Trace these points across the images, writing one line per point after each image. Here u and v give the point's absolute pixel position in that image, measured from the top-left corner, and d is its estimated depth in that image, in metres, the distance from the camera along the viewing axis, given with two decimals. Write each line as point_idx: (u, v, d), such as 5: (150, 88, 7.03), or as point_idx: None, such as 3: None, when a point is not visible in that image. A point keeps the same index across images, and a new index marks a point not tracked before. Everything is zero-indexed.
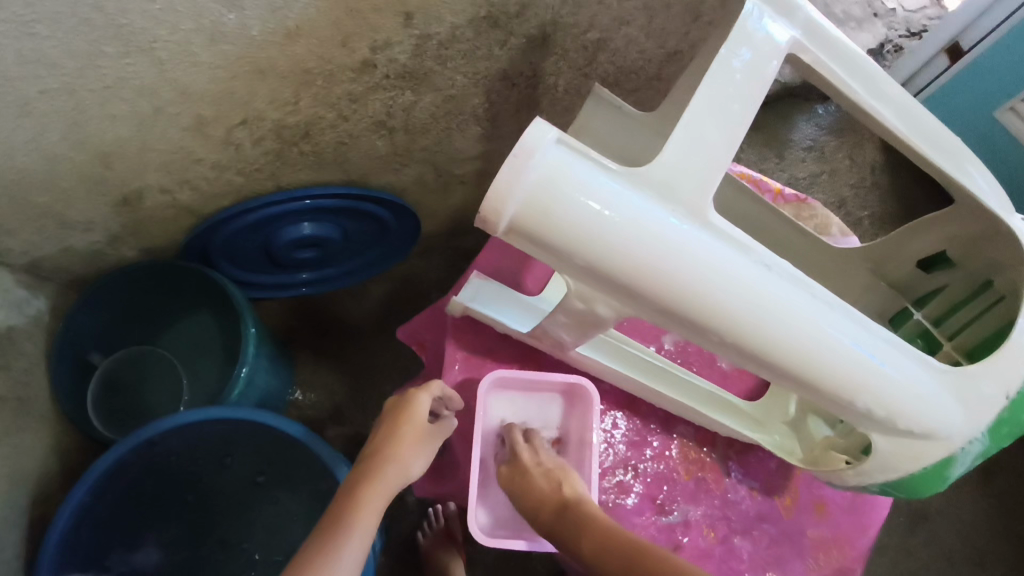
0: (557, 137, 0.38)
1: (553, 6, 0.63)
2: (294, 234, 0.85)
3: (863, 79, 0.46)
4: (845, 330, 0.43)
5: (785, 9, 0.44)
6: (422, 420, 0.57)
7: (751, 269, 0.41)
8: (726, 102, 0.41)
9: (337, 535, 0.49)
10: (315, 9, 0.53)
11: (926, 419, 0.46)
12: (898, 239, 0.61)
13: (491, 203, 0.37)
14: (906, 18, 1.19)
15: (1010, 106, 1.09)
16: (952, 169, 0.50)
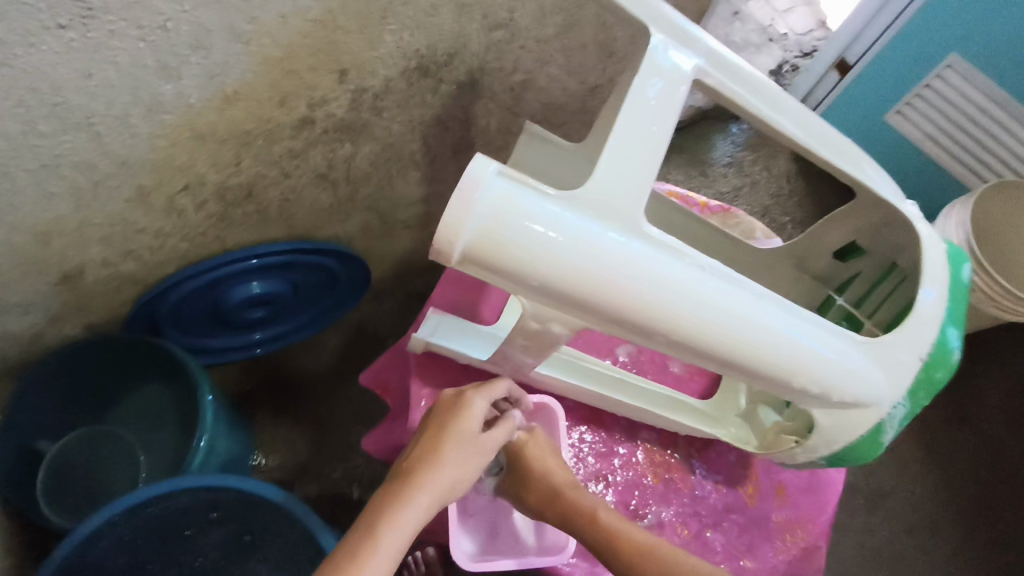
0: (497, 169, 0.40)
1: (478, 53, 0.67)
2: (243, 293, 0.86)
3: (761, 96, 0.51)
4: (780, 319, 0.46)
5: (687, 42, 0.48)
6: (470, 425, 0.53)
7: (691, 274, 0.43)
8: (645, 124, 0.44)
9: (364, 551, 0.43)
10: (250, 73, 0.55)
11: (857, 390, 0.50)
12: (814, 235, 0.65)
13: (445, 234, 0.38)
14: (798, 42, 1.43)
15: (897, 110, 1.18)
16: (849, 167, 0.55)
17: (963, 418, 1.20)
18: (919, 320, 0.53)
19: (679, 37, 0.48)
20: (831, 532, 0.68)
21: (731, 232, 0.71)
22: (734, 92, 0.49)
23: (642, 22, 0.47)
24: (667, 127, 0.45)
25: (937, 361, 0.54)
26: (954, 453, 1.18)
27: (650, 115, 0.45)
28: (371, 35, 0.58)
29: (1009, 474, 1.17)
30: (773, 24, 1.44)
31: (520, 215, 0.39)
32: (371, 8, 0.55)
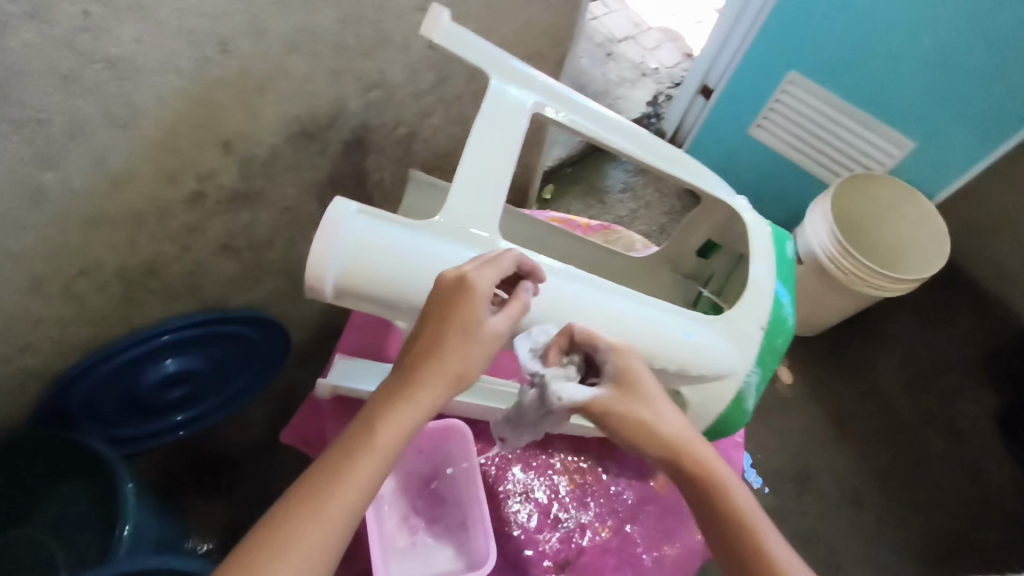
0: (357, 208, 0.46)
1: (359, 114, 0.71)
2: (158, 373, 0.86)
3: (598, 122, 0.59)
4: (626, 306, 0.55)
5: (524, 81, 0.55)
6: (475, 316, 0.44)
7: (544, 278, 0.52)
8: (490, 157, 0.51)
9: (354, 451, 0.41)
10: (133, 155, 0.58)
11: (709, 361, 0.58)
12: (678, 237, 0.72)
13: (314, 271, 0.44)
14: (669, 73, 1.62)
15: (758, 123, 1.32)
16: (687, 175, 0.63)
17: (867, 394, 1.32)
18: (750, 298, 0.62)
19: (516, 79, 0.55)
20: None
21: (612, 246, 0.78)
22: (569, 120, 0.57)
23: (482, 68, 0.53)
24: (510, 158, 0.52)
25: (773, 327, 0.62)
26: (862, 426, 1.28)
27: (494, 149, 0.52)
28: (249, 107, 0.61)
29: (914, 437, 1.28)
30: (644, 60, 1.63)
31: (382, 245, 0.46)
32: (245, 83, 0.59)
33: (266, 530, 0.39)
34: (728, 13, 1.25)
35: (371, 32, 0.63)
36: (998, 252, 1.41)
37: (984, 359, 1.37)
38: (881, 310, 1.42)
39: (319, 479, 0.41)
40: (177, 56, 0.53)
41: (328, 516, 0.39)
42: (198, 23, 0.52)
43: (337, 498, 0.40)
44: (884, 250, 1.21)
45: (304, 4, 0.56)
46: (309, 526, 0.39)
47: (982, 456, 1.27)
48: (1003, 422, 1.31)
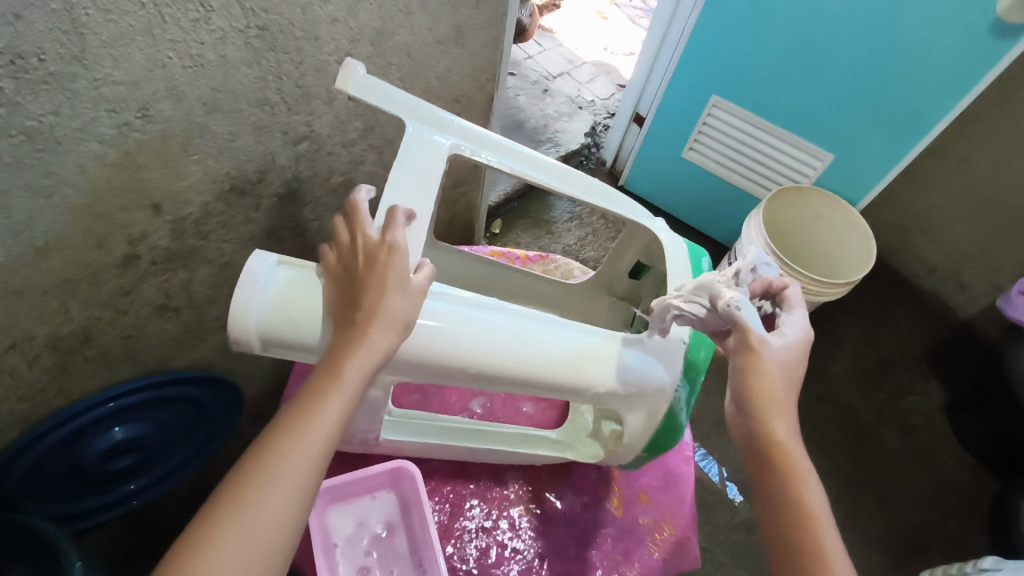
0: (276, 261, 0.51)
1: (290, 166, 0.73)
2: (106, 442, 0.84)
3: (517, 158, 0.63)
4: (550, 332, 0.56)
5: (441, 125, 0.60)
6: (404, 266, 0.49)
7: (464, 311, 0.53)
8: (408, 196, 0.54)
9: (323, 391, 0.45)
10: (58, 223, 0.57)
11: (640, 380, 0.59)
12: (609, 261, 0.75)
13: (235, 325, 0.48)
14: (603, 104, 1.69)
15: (691, 146, 1.39)
16: (602, 201, 0.67)
17: (820, 397, 1.36)
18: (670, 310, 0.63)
19: (433, 123, 0.59)
20: (695, 520, 0.78)
21: (548, 275, 0.81)
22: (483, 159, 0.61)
23: (398, 116, 0.57)
24: (425, 198, 0.55)
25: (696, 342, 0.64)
26: (819, 429, 1.32)
27: (411, 189, 0.55)
28: (175, 168, 0.62)
29: (868, 435, 1.32)
30: (579, 93, 1.69)
31: (297, 292, 0.50)
32: (169, 145, 0.60)
33: (251, 465, 0.42)
34: (650, 46, 1.33)
35: (293, 88, 0.65)
36: (923, 250, 1.51)
37: (924, 353, 1.45)
38: (823, 315, 1.49)
39: (293, 420, 0.44)
40: (95, 124, 0.53)
41: (309, 444, 0.44)
42: (114, 91, 0.52)
43: (314, 433, 0.44)
44: (822, 253, 1.27)
45: (222, 66, 0.57)
46: (294, 455, 0.43)
47: (934, 446, 1.32)
48: (949, 411, 1.37)
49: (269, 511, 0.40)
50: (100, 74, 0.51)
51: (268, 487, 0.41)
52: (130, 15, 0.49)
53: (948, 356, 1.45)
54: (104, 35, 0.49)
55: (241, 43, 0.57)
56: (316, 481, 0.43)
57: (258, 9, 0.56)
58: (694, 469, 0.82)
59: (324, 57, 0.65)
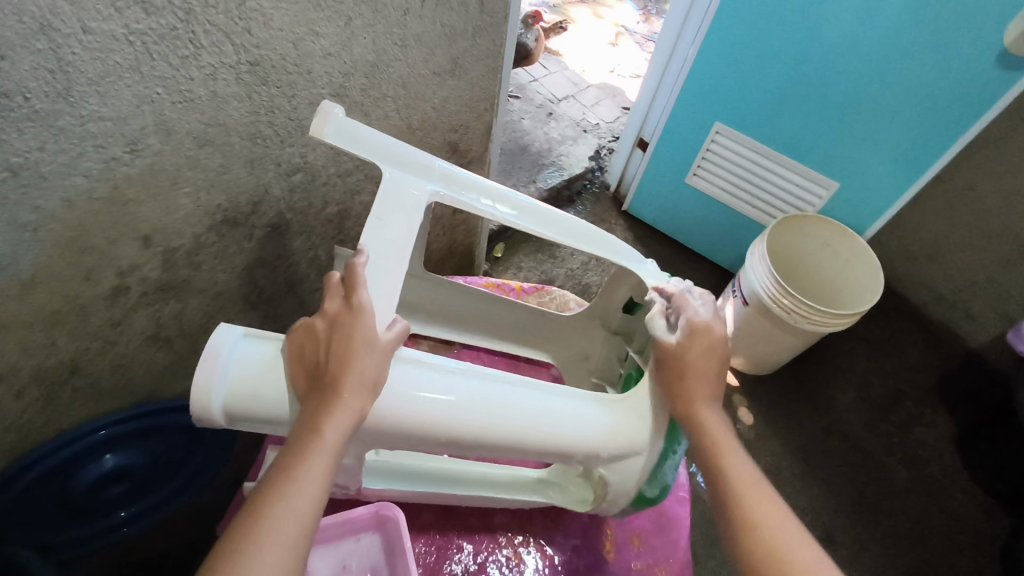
0: (241, 332, 0.49)
1: (283, 197, 0.72)
2: (96, 470, 0.83)
3: (502, 205, 0.63)
4: (528, 397, 0.55)
5: (421, 174, 0.60)
6: (371, 327, 0.49)
7: (447, 380, 0.52)
8: (386, 247, 0.54)
9: (304, 454, 0.45)
10: (45, 257, 0.57)
11: (617, 443, 0.58)
12: (605, 292, 0.75)
13: (198, 404, 0.46)
14: (609, 128, 1.68)
15: (694, 172, 1.38)
16: (586, 244, 0.67)
17: (827, 428, 1.33)
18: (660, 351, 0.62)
19: (413, 170, 0.60)
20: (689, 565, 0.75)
21: (543, 309, 0.81)
22: (465, 204, 0.61)
23: (375, 163, 0.58)
24: (404, 252, 0.54)
25: None
26: (825, 462, 1.28)
27: (389, 240, 0.54)
28: (165, 201, 0.62)
29: (876, 469, 1.28)
30: (585, 117, 1.69)
31: (263, 365, 0.49)
32: (158, 178, 0.59)
33: (235, 536, 0.42)
34: (655, 69, 1.33)
35: (286, 121, 0.65)
36: (933, 279, 1.48)
37: (934, 384, 1.42)
38: (830, 344, 1.46)
39: (276, 487, 0.44)
40: (82, 159, 0.53)
41: (295, 508, 0.44)
42: (101, 126, 0.52)
43: (299, 497, 0.44)
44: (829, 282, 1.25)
45: (211, 101, 0.57)
46: (280, 521, 0.43)
47: (945, 480, 1.28)
48: (960, 444, 1.33)
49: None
50: (86, 111, 0.50)
51: (257, 563, 0.40)
52: (117, 52, 0.48)
53: (959, 387, 1.41)
54: (91, 73, 0.48)
55: (232, 78, 0.57)
56: (304, 546, 0.43)
57: (249, 44, 0.55)
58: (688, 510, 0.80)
59: (317, 91, 0.64)
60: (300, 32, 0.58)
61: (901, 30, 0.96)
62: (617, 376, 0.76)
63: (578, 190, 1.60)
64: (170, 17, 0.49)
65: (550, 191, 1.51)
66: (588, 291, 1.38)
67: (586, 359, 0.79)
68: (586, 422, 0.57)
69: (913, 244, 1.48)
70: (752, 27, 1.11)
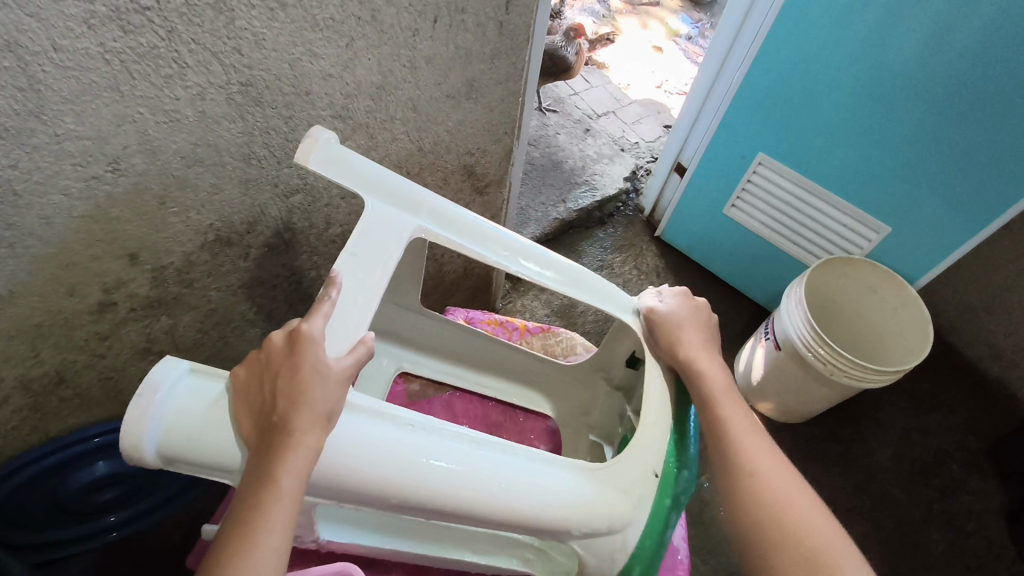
0: (186, 367, 0.45)
1: (282, 217, 0.69)
2: (87, 476, 0.82)
3: (492, 245, 0.59)
4: (492, 454, 0.50)
5: (407, 207, 0.56)
6: (321, 362, 0.45)
7: (404, 434, 0.47)
8: (358, 282, 0.50)
9: (259, 508, 0.41)
10: (24, 272, 0.55)
11: (594, 519, 0.52)
12: (608, 344, 0.71)
13: (128, 444, 0.41)
14: (648, 147, 1.61)
15: (733, 203, 1.30)
16: (580, 292, 0.63)
17: (859, 487, 1.23)
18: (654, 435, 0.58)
19: (398, 202, 0.55)
20: None
21: (546, 354, 0.77)
22: (452, 241, 0.57)
23: (358, 192, 0.54)
24: (375, 290, 0.50)
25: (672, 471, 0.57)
26: (855, 525, 1.19)
27: (364, 275, 0.50)
28: (153, 220, 0.59)
29: (913, 538, 1.18)
30: (624, 135, 1.62)
31: (206, 405, 0.44)
32: (145, 197, 0.57)
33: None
34: (699, 92, 1.25)
35: (282, 142, 0.61)
36: (992, 333, 1.37)
37: (984, 448, 1.30)
38: (870, 395, 1.36)
39: (236, 547, 0.41)
40: (59, 176, 0.50)
41: (259, 566, 0.40)
42: (79, 145, 0.49)
43: (262, 553, 0.41)
44: (872, 334, 1.16)
45: (200, 121, 0.54)
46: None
47: (988, 557, 1.17)
48: (1009, 519, 1.22)
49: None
50: (62, 129, 0.48)
51: None
52: (93, 71, 0.46)
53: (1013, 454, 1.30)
54: (66, 91, 0.46)
55: (221, 99, 0.54)
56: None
57: (240, 64, 0.52)
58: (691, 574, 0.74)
59: (317, 112, 0.61)
60: (297, 53, 0.54)
61: (965, 64, 0.88)
62: (615, 435, 0.72)
63: (611, 211, 1.54)
64: (151, 36, 0.46)
65: (580, 212, 1.45)
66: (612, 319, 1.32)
67: (586, 414, 0.75)
68: (561, 493, 0.51)
69: (972, 294, 1.37)
70: (803, 55, 1.04)
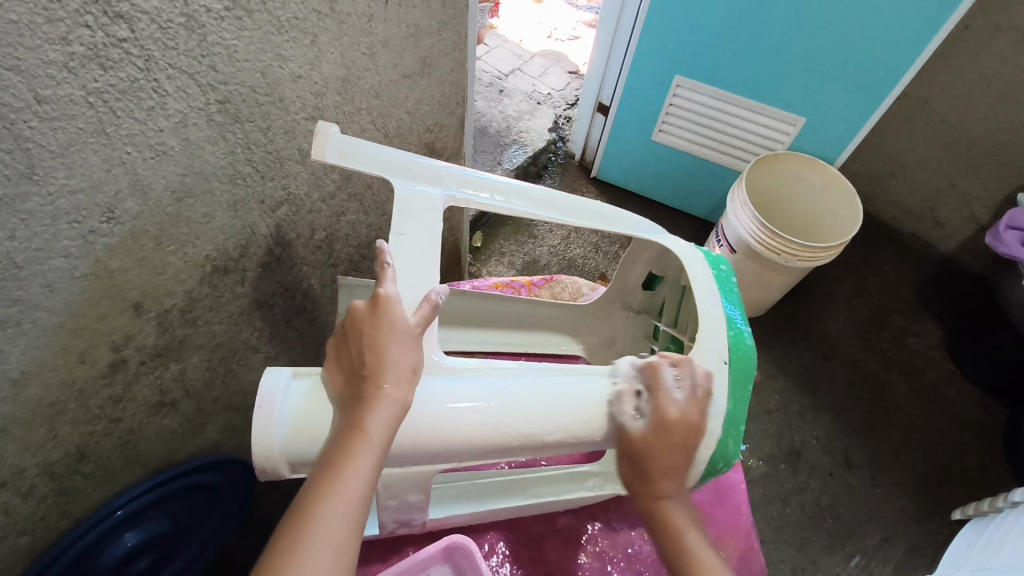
0: (290, 374, 0.49)
1: (271, 233, 0.68)
2: (118, 551, 0.76)
3: (515, 198, 0.63)
4: (569, 379, 0.54)
5: (433, 180, 0.59)
6: (402, 324, 0.48)
7: (482, 384, 0.51)
8: (412, 257, 0.53)
9: (347, 453, 0.43)
10: (35, 351, 0.51)
11: None
12: (623, 272, 0.82)
13: (260, 454, 0.46)
14: (561, 95, 1.67)
15: (660, 129, 1.37)
16: (592, 221, 0.67)
17: (826, 356, 1.37)
18: (707, 332, 0.63)
19: (420, 178, 0.58)
20: (754, 530, 0.81)
21: (559, 300, 0.88)
22: (482, 203, 0.60)
23: (382, 175, 0.57)
24: (431, 260, 0.54)
25: (737, 360, 0.62)
26: (831, 390, 1.32)
27: (414, 251, 0.54)
28: (153, 264, 0.57)
29: (880, 386, 1.33)
30: (536, 88, 1.67)
31: (316, 401, 0.47)
32: (141, 242, 0.54)
33: (284, 541, 0.40)
34: (606, 31, 1.30)
35: (264, 155, 0.60)
36: (898, 194, 1.52)
37: (915, 294, 1.47)
38: (814, 273, 1.50)
39: (320, 487, 0.42)
40: (57, 238, 0.47)
41: (343, 506, 0.42)
42: (73, 200, 0.46)
43: (344, 497, 0.42)
44: (809, 216, 1.27)
45: (185, 149, 0.52)
46: (328, 522, 0.41)
47: (941, 385, 1.34)
48: (948, 348, 1.39)
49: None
50: (54, 186, 0.44)
51: (306, 566, 0.39)
52: (78, 117, 0.43)
53: (936, 293, 1.48)
54: (54, 145, 0.43)
55: (203, 122, 0.52)
56: (352, 548, 0.41)
57: (217, 82, 0.51)
58: (742, 476, 0.85)
59: (292, 117, 0.61)
60: (268, 59, 0.54)
61: None
62: (647, 351, 0.83)
63: (544, 163, 1.58)
64: (129, 69, 0.44)
65: (517, 170, 1.48)
66: (575, 264, 1.38)
67: (613, 343, 0.86)
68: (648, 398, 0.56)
69: (875, 163, 1.52)
70: None
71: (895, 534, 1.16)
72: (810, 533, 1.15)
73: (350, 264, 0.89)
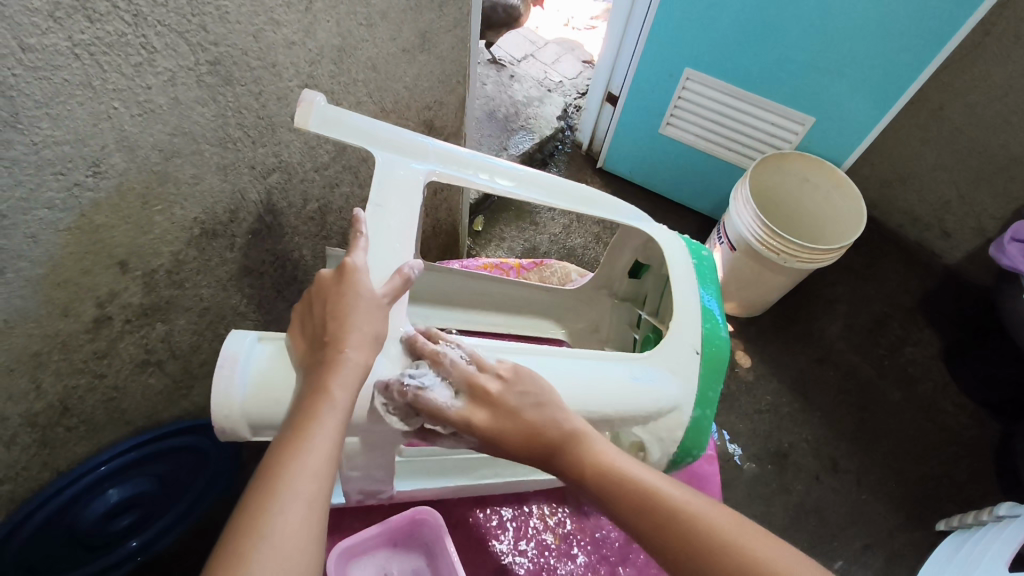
0: (255, 337, 0.49)
1: (262, 200, 0.69)
2: (101, 506, 0.77)
3: (498, 176, 0.63)
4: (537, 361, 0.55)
5: (415, 154, 0.59)
6: (370, 292, 0.49)
7: (442, 359, 0.51)
8: (388, 228, 0.54)
9: (313, 415, 0.43)
10: (16, 299, 0.52)
11: (647, 402, 0.57)
12: (609, 260, 0.82)
13: (219, 415, 0.46)
14: (572, 83, 1.66)
15: (667, 122, 1.36)
16: (575, 205, 0.67)
17: (821, 360, 1.36)
18: (682, 324, 0.63)
19: (403, 152, 0.59)
20: None
21: (547, 284, 0.89)
22: (463, 179, 0.61)
23: (363, 145, 0.57)
24: (407, 233, 0.54)
25: (710, 351, 0.63)
26: (823, 395, 1.31)
27: (390, 222, 0.54)
28: (138, 222, 0.57)
29: (873, 393, 1.32)
30: (547, 75, 1.66)
31: (278, 365, 0.48)
32: (128, 198, 0.54)
33: (254, 501, 0.40)
34: (618, 21, 1.28)
35: (255, 120, 0.61)
36: (907, 201, 1.50)
37: (917, 304, 1.45)
38: (815, 276, 1.48)
39: (288, 448, 0.42)
40: (41, 189, 0.47)
41: (313, 467, 0.41)
42: (57, 151, 0.46)
43: (312, 458, 0.42)
44: (810, 218, 1.26)
45: (173, 108, 0.52)
46: (301, 480, 0.40)
47: (935, 395, 1.33)
48: (946, 359, 1.37)
49: (287, 545, 0.38)
50: (38, 137, 0.45)
51: (278, 523, 0.39)
52: (64, 68, 0.43)
53: (938, 303, 1.46)
54: (37, 95, 0.43)
55: (192, 82, 0.52)
56: (324, 506, 0.41)
57: (207, 42, 0.51)
58: (717, 471, 0.85)
59: (285, 84, 0.61)
60: (260, 22, 0.54)
61: None
62: (628, 340, 0.84)
63: (550, 151, 1.58)
64: (117, 22, 0.44)
65: (522, 156, 1.48)
66: (575, 254, 1.38)
67: (597, 330, 0.86)
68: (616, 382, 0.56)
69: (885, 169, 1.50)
70: None
71: (877, 541, 1.15)
72: (792, 535, 1.14)
73: (343, 237, 0.89)
